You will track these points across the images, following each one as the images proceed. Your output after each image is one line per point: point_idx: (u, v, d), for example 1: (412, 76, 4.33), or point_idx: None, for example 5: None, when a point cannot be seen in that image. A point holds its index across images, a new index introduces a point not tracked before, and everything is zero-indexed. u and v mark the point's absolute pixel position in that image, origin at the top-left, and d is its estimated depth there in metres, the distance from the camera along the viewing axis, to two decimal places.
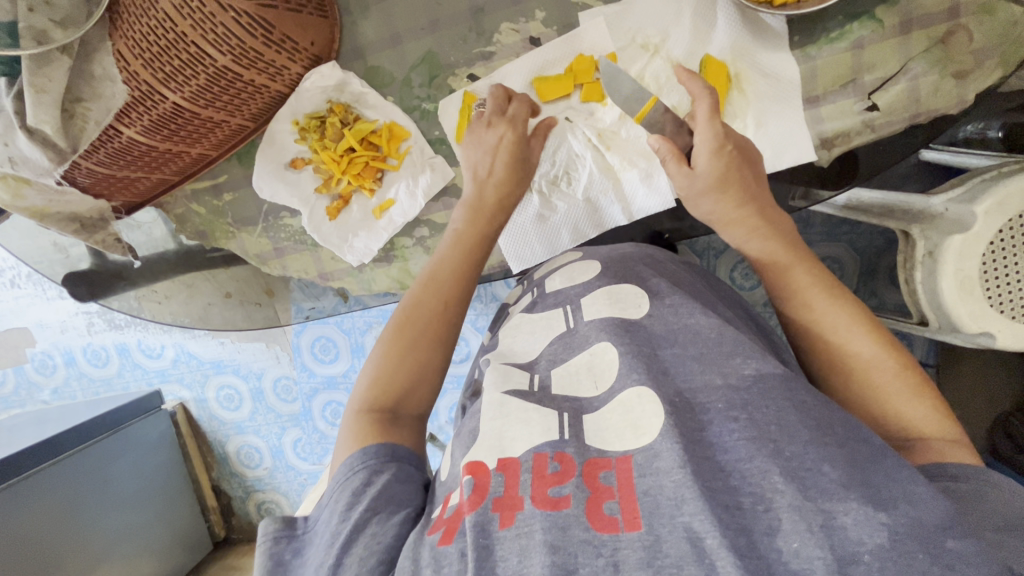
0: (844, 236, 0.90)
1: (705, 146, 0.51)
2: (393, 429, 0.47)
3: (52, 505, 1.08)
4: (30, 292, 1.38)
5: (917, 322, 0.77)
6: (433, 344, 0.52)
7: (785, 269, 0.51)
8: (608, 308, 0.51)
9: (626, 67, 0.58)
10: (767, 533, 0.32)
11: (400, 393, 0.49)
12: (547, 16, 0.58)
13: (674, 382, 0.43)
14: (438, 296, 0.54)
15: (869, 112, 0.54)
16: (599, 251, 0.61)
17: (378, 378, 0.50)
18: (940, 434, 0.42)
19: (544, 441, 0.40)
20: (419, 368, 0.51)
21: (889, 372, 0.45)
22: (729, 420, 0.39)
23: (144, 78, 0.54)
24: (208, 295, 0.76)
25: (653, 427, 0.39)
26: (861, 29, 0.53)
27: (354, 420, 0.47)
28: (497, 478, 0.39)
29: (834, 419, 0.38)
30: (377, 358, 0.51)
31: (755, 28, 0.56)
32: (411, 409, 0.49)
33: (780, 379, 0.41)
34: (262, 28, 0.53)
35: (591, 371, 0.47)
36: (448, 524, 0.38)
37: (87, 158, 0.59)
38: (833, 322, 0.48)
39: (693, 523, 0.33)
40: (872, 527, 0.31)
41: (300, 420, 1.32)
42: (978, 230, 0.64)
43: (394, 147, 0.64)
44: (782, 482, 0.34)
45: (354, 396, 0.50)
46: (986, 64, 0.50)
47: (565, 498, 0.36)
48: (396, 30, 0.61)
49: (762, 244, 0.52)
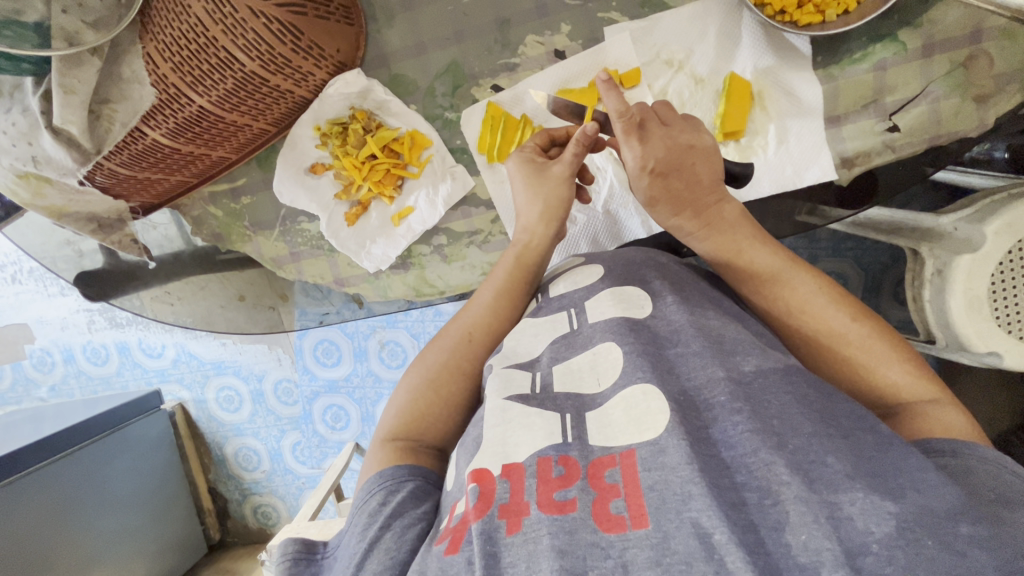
0: (850, 252, 0.91)
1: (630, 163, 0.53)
2: (413, 454, 0.49)
3: (47, 503, 1.07)
4: (31, 289, 1.37)
5: (924, 340, 0.77)
6: (455, 376, 0.54)
7: (736, 254, 0.52)
8: (613, 308, 0.50)
9: (651, 83, 0.59)
10: (775, 528, 0.32)
11: (423, 424, 0.52)
12: (572, 29, 0.58)
13: (679, 380, 0.42)
14: (465, 328, 0.57)
15: (891, 132, 0.55)
16: (602, 255, 0.60)
17: (406, 410, 0.52)
18: (925, 400, 0.44)
19: (548, 444, 0.40)
20: (445, 399, 0.53)
21: (869, 345, 0.47)
22: (733, 413, 0.38)
23: (172, 82, 0.54)
24: (220, 297, 0.76)
25: (658, 423, 0.38)
26: (884, 51, 0.54)
27: (382, 450, 0.50)
28: (503, 484, 0.38)
29: (840, 412, 0.39)
30: (406, 391, 0.54)
31: (780, 48, 0.57)
32: (434, 440, 0.52)
33: (779, 371, 0.41)
34: (291, 34, 0.53)
35: (594, 368, 0.46)
36: (454, 533, 0.38)
37: (110, 159, 0.59)
38: (803, 298, 0.49)
39: (701, 519, 0.32)
40: (879, 516, 0.31)
41: (300, 423, 1.31)
42: (987, 250, 0.65)
43: (416, 154, 0.64)
44: (788, 473, 0.34)
45: (384, 423, 0.53)
46: (1007, 88, 0.51)
47: (570, 502, 0.36)
48: (420, 39, 0.61)
49: (706, 242, 0.54)
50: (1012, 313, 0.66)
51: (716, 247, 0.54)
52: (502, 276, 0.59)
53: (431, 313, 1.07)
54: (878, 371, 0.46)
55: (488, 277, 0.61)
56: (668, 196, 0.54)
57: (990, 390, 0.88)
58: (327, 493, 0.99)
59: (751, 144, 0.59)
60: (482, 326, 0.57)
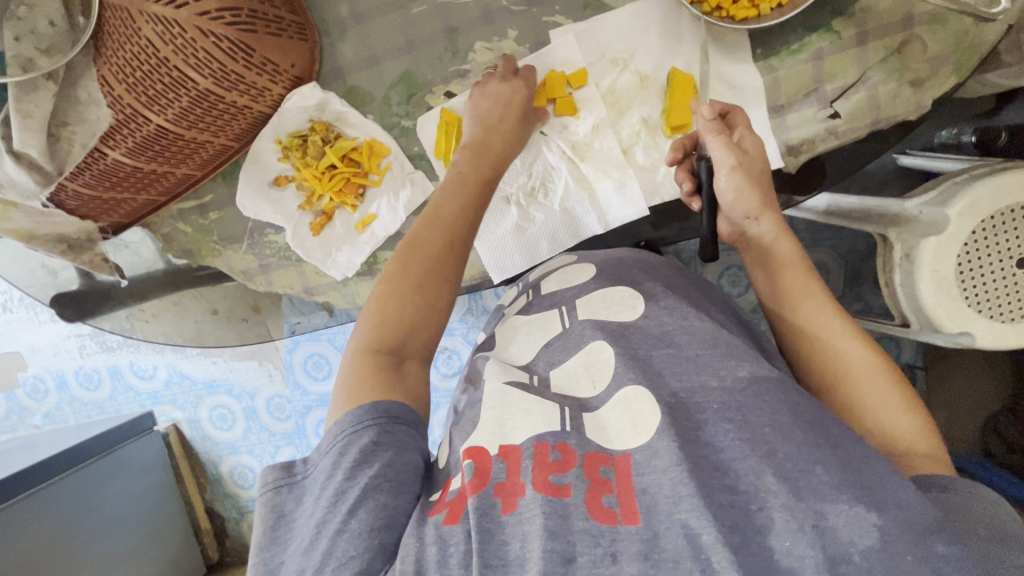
0: (827, 242, 0.92)
1: (753, 140, 0.54)
2: (393, 372, 0.49)
3: (45, 529, 1.07)
4: (21, 316, 1.38)
5: (899, 324, 0.78)
6: (436, 283, 0.52)
7: (784, 271, 0.55)
8: (604, 310, 0.54)
9: (599, 82, 0.61)
10: (760, 531, 0.35)
11: (404, 335, 0.50)
12: (519, 34, 0.60)
13: (669, 383, 0.46)
14: (442, 235, 0.53)
15: (832, 119, 0.56)
16: (592, 254, 0.63)
17: (376, 318, 0.50)
18: (925, 451, 0.45)
19: (546, 430, 0.43)
20: (420, 309, 0.51)
21: (889, 388, 0.48)
22: (724, 421, 0.41)
23: (128, 102, 0.56)
24: (196, 313, 0.77)
25: (650, 425, 0.42)
26: (820, 41, 0.56)
27: (355, 362, 0.49)
28: (499, 463, 0.41)
29: (831, 421, 0.42)
30: (378, 298, 0.51)
31: (720, 43, 0.58)
32: (413, 350, 0.51)
33: (774, 380, 0.44)
34: (242, 52, 0.55)
35: (589, 371, 0.50)
36: (451, 506, 0.41)
37: (74, 180, 0.61)
38: (832, 333, 0.52)
39: (689, 520, 0.35)
40: (863, 528, 0.34)
41: (293, 438, 1.32)
42: (951, 230, 0.66)
43: (374, 162, 0.65)
44: (775, 482, 0.37)
45: (357, 333, 0.51)
46: (941, 71, 0.53)
47: (565, 487, 0.39)
48: (373, 51, 0.63)
49: (787, 246, 0.55)
50: (979, 295, 0.68)
51: (790, 260, 0.55)
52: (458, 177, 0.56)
53: None
54: (890, 416, 0.47)
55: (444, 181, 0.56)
56: (759, 172, 0.54)
57: (974, 371, 0.89)
58: None
59: None
60: (452, 231, 0.54)
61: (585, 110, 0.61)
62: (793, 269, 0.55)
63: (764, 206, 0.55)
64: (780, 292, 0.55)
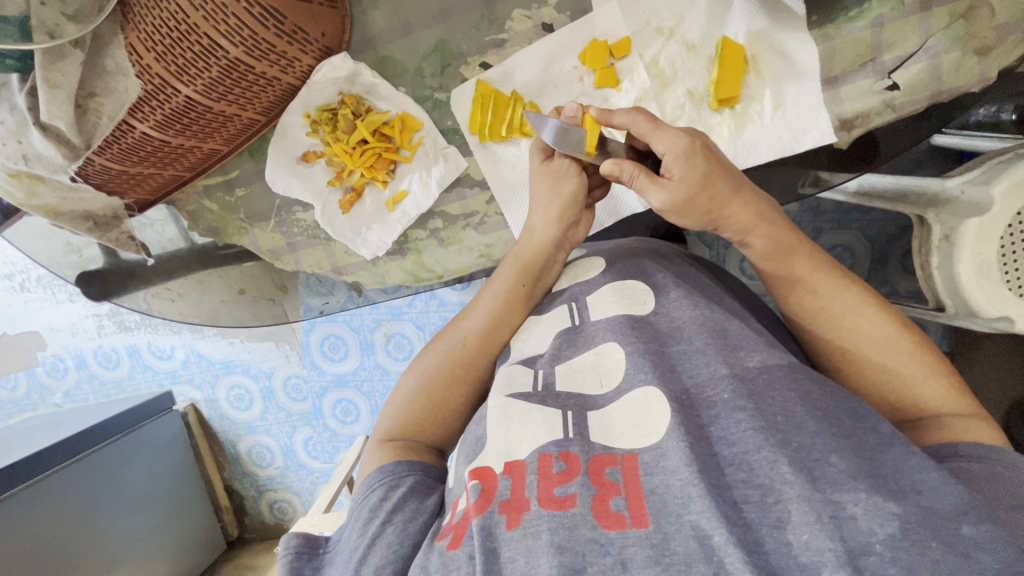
0: (855, 223, 0.88)
1: (680, 143, 0.48)
2: (409, 451, 0.52)
3: (67, 506, 1.08)
4: (40, 295, 1.38)
5: (933, 308, 0.75)
6: (456, 384, 0.56)
7: (790, 254, 0.50)
8: (615, 305, 0.52)
9: (642, 52, 0.58)
10: (776, 527, 0.34)
11: (423, 427, 0.55)
12: (559, 2, 0.58)
13: (681, 379, 0.45)
14: (465, 342, 0.58)
15: (891, 90, 0.53)
16: (602, 247, 0.63)
17: (400, 413, 0.56)
18: (960, 413, 0.44)
19: (549, 440, 0.42)
20: (437, 404, 0.56)
21: (904, 356, 0.46)
22: (736, 410, 0.40)
23: (157, 72, 0.54)
24: (219, 291, 0.77)
25: (659, 427, 0.41)
26: (881, 7, 0.52)
27: (375, 450, 0.53)
28: (504, 482, 0.40)
29: (841, 411, 0.40)
30: (403, 395, 0.57)
31: (773, 11, 0.55)
32: (430, 441, 0.55)
33: (784, 367, 0.43)
34: (273, 19, 0.52)
35: (596, 369, 0.48)
36: (456, 530, 0.40)
37: (100, 154, 0.60)
38: (842, 305, 0.49)
39: (700, 522, 0.34)
40: (883, 517, 0.32)
41: (311, 419, 1.32)
42: (995, 212, 0.62)
43: (407, 137, 0.64)
44: (791, 472, 0.35)
45: (381, 426, 0.56)
46: (1009, 40, 0.49)
47: (570, 497, 0.38)
48: (406, 19, 0.60)
49: (766, 236, 0.50)
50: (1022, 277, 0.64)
51: (771, 250, 0.50)
52: (504, 280, 0.60)
53: (435, 302, 1.07)
54: (913, 387, 0.46)
55: (487, 280, 0.61)
56: (698, 194, 0.49)
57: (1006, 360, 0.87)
58: (340, 486, 0.98)
59: (746, 110, 0.58)
60: (475, 337, 0.58)
61: (627, 81, 0.59)
62: (779, 257, 0.50)
63: (721, 216, 0.50)
64: (771, 280, 0.52)
